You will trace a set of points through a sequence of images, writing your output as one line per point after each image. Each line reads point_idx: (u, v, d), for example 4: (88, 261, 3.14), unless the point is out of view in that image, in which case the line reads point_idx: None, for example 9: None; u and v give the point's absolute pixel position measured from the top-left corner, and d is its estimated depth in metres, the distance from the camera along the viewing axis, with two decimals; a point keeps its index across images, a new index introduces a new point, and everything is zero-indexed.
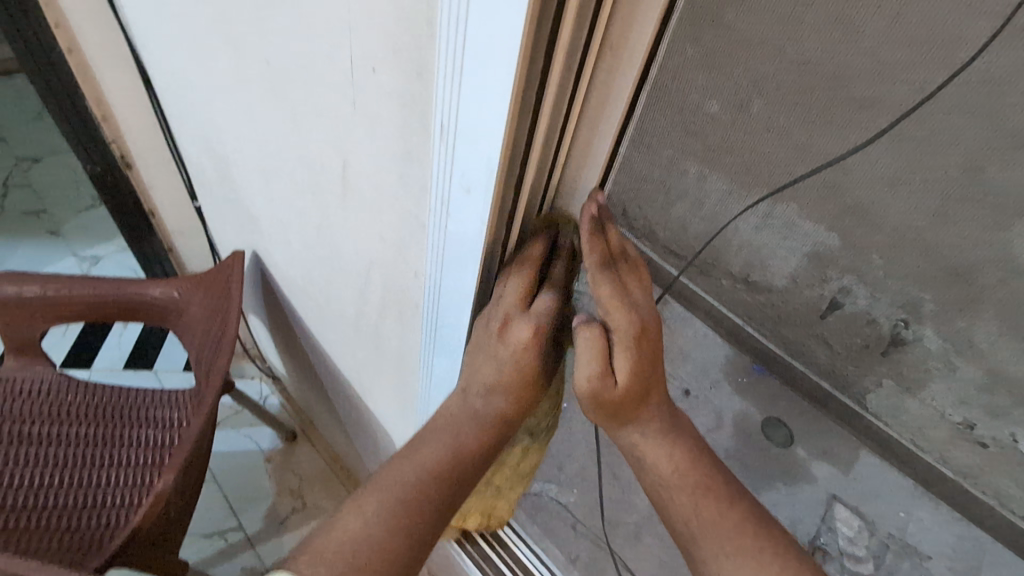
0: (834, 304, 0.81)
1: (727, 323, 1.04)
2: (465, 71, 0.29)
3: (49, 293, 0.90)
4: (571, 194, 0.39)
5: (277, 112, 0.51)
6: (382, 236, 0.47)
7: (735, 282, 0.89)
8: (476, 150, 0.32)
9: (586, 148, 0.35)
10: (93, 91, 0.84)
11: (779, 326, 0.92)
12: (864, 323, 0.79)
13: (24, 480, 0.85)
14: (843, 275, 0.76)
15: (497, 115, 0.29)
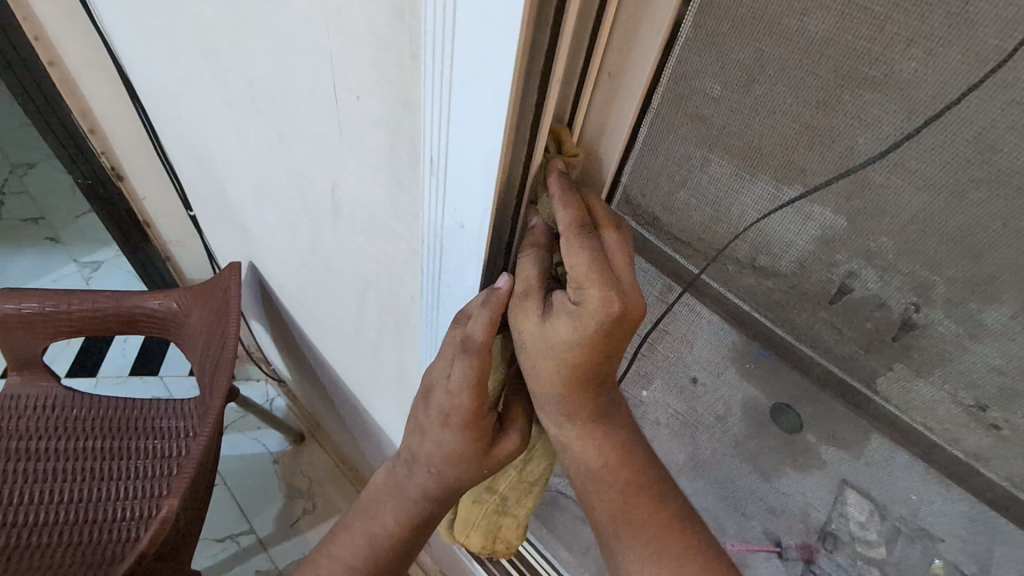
0: (841, 287, 0.37)
1: (733, 308, 0.46)
2: (454, 107, 0.27)
3: (48, 309, 0.89)
4: None
5: (261, 130, 0.49)
6: (376, 260, 0.46)
7: (742, 261, 0.41)
8: (469, 188, 0.30)
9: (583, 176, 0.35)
10: (79, 105, 0.83)
11: (791, 315, 0.41)
12: (888, 311, 0.35)
13: (35, 496, 0.85)
14: (866, 247, 0.33)
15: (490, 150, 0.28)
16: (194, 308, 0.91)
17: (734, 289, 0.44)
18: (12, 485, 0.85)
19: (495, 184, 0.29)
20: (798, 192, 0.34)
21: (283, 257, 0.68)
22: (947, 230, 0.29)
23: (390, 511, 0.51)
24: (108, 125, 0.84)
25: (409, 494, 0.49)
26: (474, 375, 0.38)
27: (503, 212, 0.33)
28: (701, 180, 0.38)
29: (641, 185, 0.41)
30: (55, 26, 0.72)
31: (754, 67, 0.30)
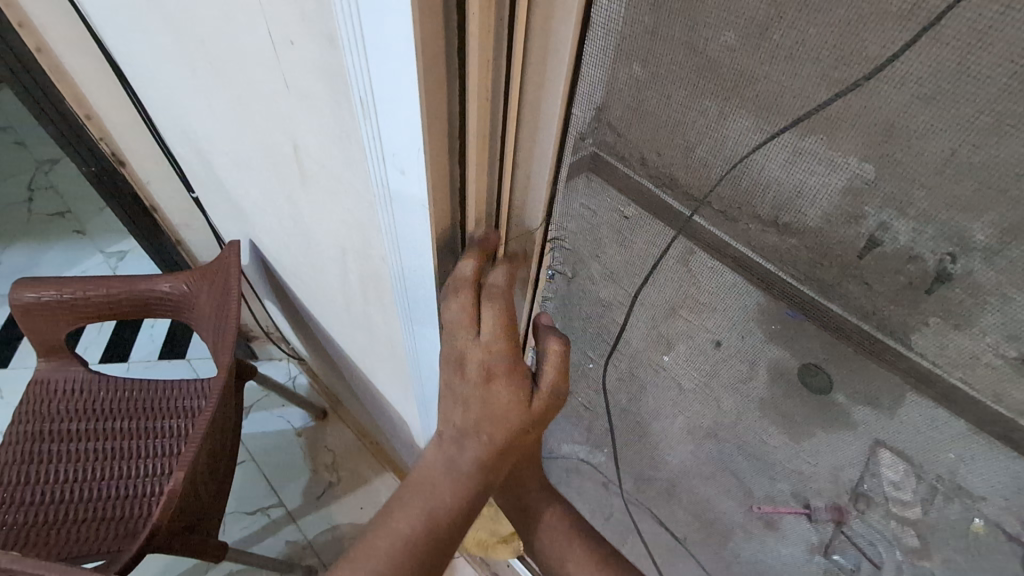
0: (869, 241, 0.33)
1: (752, 267, 0.41)
2: (369, 46, 0.27)
3: (65, 296, 0.91)
4: (525, 182, 0.39)
5: (225, 95, 0.47)
6: (347, 223, 0.44)
7: (762, 218, 0.37)
8: (400, 133, 0.30)
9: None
10: (72, 91, 0.83)
11: (818, 271, 0.37)
12: (921, 263, 0.31)
13: (66, 475, 0.89)
14: (895, 192, 0.29)
15: (410, 92, 0.27)
16: (201, 288, 0.92)
17: (757, 248, 0.39)
18: (45, 465, 0.89)
19: (422, 124, 0.28)
20: (791, 120, 0.30)
21: (273, 231, 0.67)
22: (980, 167, 0.26)
23: (461, 479, 0.48)
24: (101, 109, 0.85)
25: (470, 464, 0.48)
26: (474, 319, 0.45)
27: (449, 147, 0.33)
28: (715, 137, 0.34)
29: (653, 142, 0.38)
30: (33, 9, 0.72)
31: (764, 8, 0.27)
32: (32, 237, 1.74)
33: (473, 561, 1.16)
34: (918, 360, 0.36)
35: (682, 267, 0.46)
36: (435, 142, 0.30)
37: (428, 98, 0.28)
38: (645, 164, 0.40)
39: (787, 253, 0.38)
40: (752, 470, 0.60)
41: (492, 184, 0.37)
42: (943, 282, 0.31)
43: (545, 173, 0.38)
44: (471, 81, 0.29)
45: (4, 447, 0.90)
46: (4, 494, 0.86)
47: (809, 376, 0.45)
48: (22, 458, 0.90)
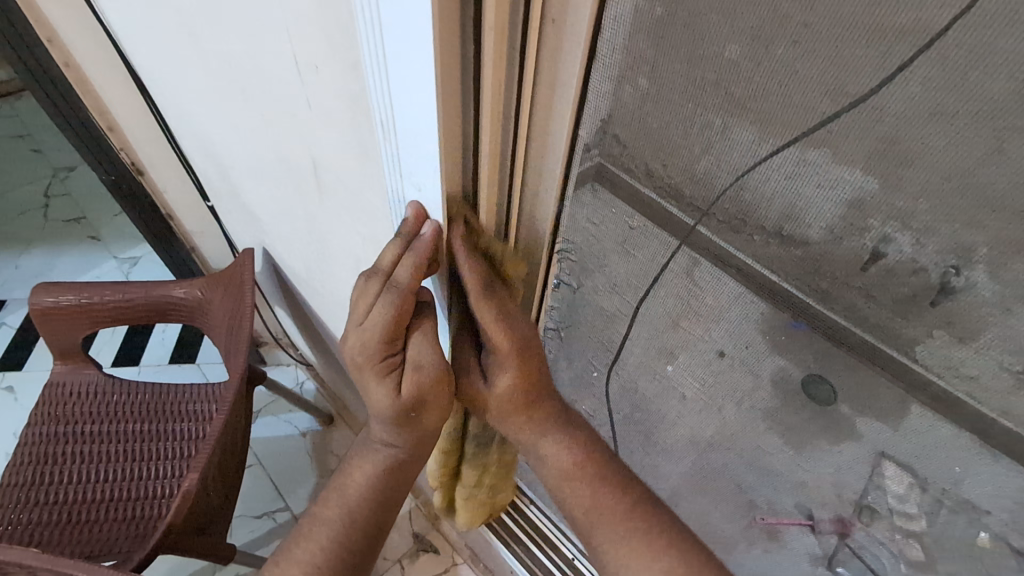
0: (876, 251, 0.57)
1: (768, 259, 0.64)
2: (390, 77, 0.29)
3: (84, 301, 0.93)
4: (531, 216, 0.41)
5: (247, 110, 0.49)
6: (362, 235, 0.46)
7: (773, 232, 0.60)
8: (417, 154, 0.32)
9: (546, 120, 0.35)
10: (95, 102, 0.86)
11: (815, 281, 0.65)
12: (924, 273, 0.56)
13: (80, 476, 0.91)
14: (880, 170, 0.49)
15: (429, 119, 0.30)
16: (215, 296, 0.94)
17: (762, 258, 0.65)
18: (60, 466, 0.92)
19: (438, 145, 0.31)
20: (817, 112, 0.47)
21: (287, 240, 0.70)
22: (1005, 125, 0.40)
23: (372, 452, 0.53)
24: (122, 120, 0.87)
25: (379, 441, 0.52)
26: (393, 316, 0.42)
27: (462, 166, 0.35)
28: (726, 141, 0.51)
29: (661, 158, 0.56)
30: (62, 25, 0.75)
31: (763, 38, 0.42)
32: (47, 243, 1.77)
33: (476, 568, 1.17)
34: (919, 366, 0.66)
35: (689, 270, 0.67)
36: (452, 164, 0.33)
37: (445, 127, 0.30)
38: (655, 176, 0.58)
39: (777, 262, 0.64)
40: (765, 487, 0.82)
41: (503, 202, 0.39)
42: (948, 304, 0.81)
43: (551, 198, 0.40)
44: (483, 108, 0.32)
45: (23, 448, 0.93)
46: (21, 493, 0.89)
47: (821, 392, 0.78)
48: (39, 459, 0.92)
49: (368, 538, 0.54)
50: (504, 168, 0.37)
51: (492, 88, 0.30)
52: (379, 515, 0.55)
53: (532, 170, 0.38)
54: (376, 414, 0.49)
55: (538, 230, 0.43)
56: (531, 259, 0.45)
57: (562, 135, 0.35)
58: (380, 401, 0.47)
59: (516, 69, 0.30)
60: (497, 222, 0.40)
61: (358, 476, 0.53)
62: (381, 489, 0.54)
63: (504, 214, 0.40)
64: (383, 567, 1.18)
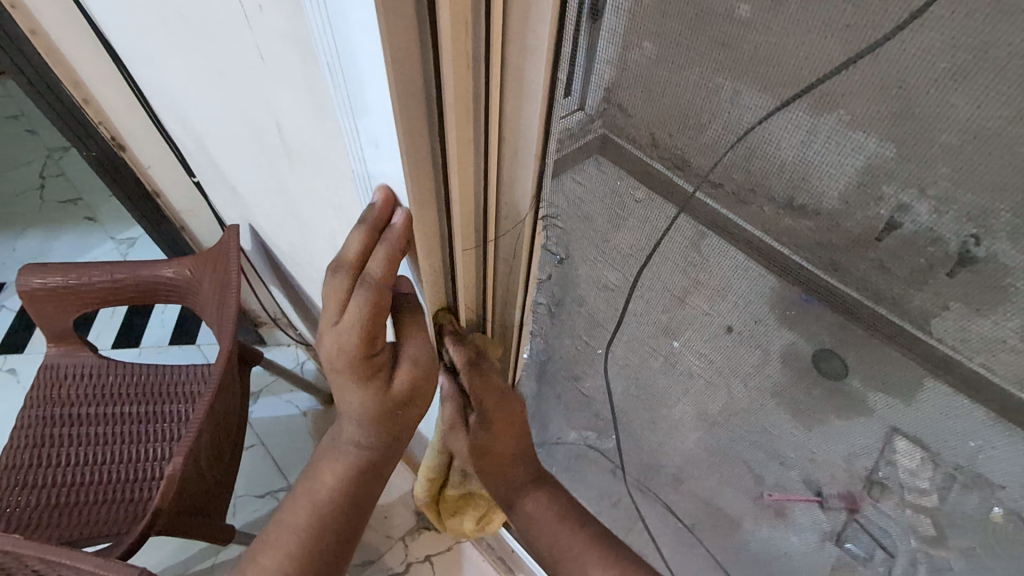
0: None
1: (774, 256, 0.47)
2: (331, 17, 0.26)
3: (70, 281, 0.91)
4: (511, 186, 0.37)
5: (209, 71, 0.45)
6: (334, 203, 0.43)
7: (780, 200, 0.41)
8: (370, 105, 0.29)
9: (520, 71, 0.30)
10: (69, 73, 0.83)
11: None
12: None
13: (74, 458, 0.90)
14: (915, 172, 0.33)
15: (377, 65, 0.26)
16: (204, 274, 0.91)
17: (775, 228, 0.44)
18: (53, 449, 0.91)
19: (391, 94, 0.27)
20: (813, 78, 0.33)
21: (269, 215, 0.66)
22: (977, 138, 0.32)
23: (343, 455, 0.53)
24: (97, 92, 0.84)
25: (351, 443, 0.53)
26: (371, 310, 0.40)
27: (425, 123, 0.31)
28: (731, 115, 0.38)
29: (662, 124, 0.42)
30: None
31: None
32: (44, 224, 1.76)
33: (478, 547, 1.16)
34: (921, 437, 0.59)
35: (692, 248, 0.51)
36: (411, 126, 0.30)
37: (398, 74, 0.27)
38: (657, 145, 0.44)
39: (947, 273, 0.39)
40: (764, 458, 0.71)
41: (478, 167, 0.34)
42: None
43: (529, 165, 0.35)
44: (444, 53, 0.27)
45: (17, 431, 0.92)
46: (15, 476, 0.88)
47: None
48: (33, 442, 0.91)
49: (338, 539, 0.56)
50: (476, 131, 0.32)
51: (450, 33, 0.26)
52: (347, 515, 0.55)
53: (508, 135, 0.33)
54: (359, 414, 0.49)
55: (517, 200, 0.38)
56: (513, 231, 0.41)
57: (537, 92, 0.30)
58: (361, 400, 0.48)
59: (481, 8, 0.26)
60: (473, 194, 0.36)
61: (330, 479, 0.54)
62: (350, 490, 0.54)
63: (481, 186, 0.36)
64: (385, 546, 1.17)
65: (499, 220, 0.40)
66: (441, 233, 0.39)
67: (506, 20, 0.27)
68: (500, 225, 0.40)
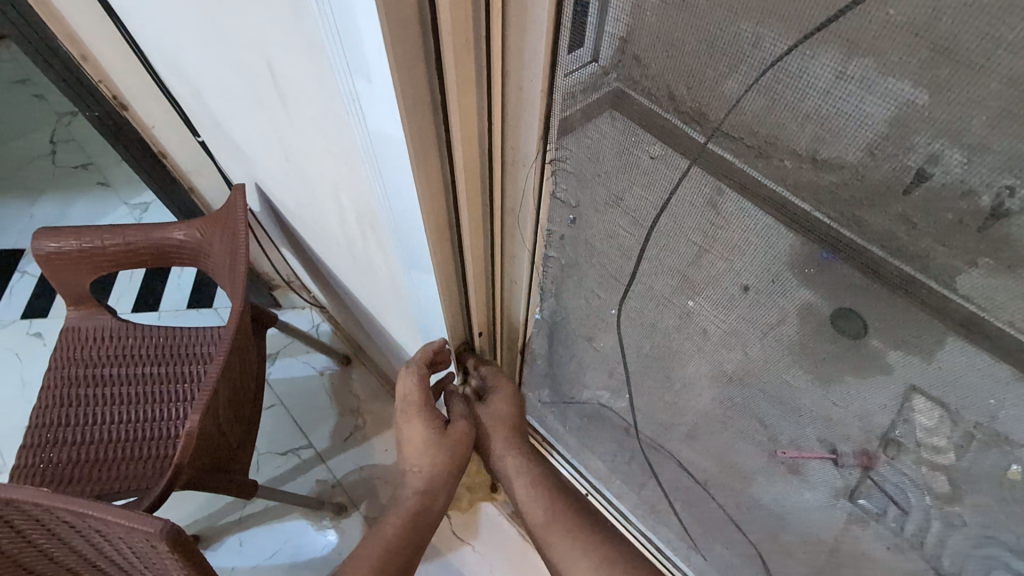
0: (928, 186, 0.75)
1: (796, 213, 0.46)
2: None
3: (82, 244, 0.91)
4: (518, 126, 0.36)
5: (199, 16, 0.43)
6: (333, 154, 0.41)
7: (799, 153, 0.40)
8: (358, 32, 0.27)
9: (525, 5, 0.28)
10: (63, 28, 0.80)
11: None
12: None
13: (98, 417, 0.93)
14: (952, 118, 0.32)
15: None
16: (213, 235, 0.91)
17: None
18: (78, 409, 0.93)
19: (379, 13, 0.25)
20: (831, 12, 0.32)
21: (274, 174, 0.65)
22: None
23: (406, 499, 0.68)
24: (94, 48, 0.82)
25: (421, 480, 0.68)
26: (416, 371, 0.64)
27: (422, 53, 0.29)
28: (757, 56, 0.36)
29: (675, 78, 0.42)
30: None
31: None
32: (58, 191, 1.76)
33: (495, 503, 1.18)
34: None
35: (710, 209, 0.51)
36: (408, 53, 0.29)
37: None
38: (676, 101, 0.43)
39: None
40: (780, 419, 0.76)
41: (481, 100, 0.33)
42: None
43: (536, 107, 0.34)
44: None
45: (44, 391, 0.94)
46: (43, 434, 0.91)
47: None
48: (60, 402, 0.93)
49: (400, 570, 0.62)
50: (478, 58, 0.31)
51: None
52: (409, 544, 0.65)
53: (514, 70, 0.32)
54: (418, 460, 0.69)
55: (524, 143, 0.37)
56: (519, 186, 0.41)
57: (543, 13, 0.28)
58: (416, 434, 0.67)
59: None
60: (477, 130, 0.35)
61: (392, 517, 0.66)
62: (403, 526, 0.65)
63: (485, 121, 0.35)
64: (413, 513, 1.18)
65: (506, 164, 0.39)
66: (447, 178, 0.38)
67: None
68: (507, 169, 0.40)
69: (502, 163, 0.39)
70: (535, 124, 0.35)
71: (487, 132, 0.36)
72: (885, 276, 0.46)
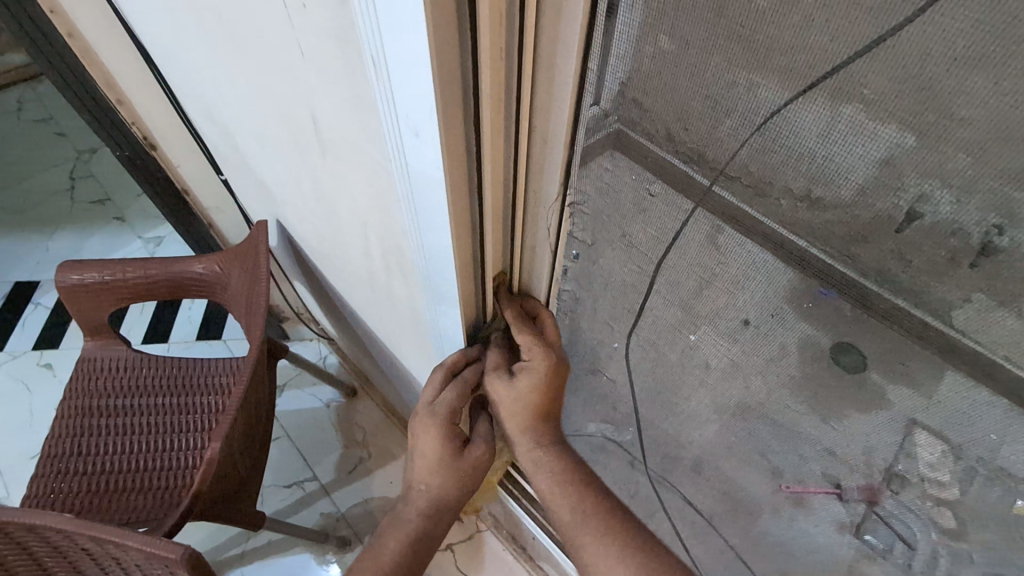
0: (911, 214, 0.47)
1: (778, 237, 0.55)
2: (381, 15, 0.28)
3: (106, 277, 0.95)
4: (540, 169, 0.40)
5: (246, 70, 0.48)
6: (367, 195, 0.45)
7: (794, 183, 0.48)
8: (409, 94, 0.31)
9: (552, 67, 0.33)
10: (103, 76, 0.86)
11: (865, 249, 0.53)
12: (966, 237, 0.46)
13: (112, 447, 0.94)
14: (928, 162, 0.42)
15: (421, 54, 0.28)
16: (232, 269, 0.95)
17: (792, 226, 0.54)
18: (93, 438, 0.95)
19: (434, 80, 0.29)
20: (828, 68, 0.39)
21: (300, 212, 0.69)
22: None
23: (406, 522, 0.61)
24: (131, 93, 0.87)
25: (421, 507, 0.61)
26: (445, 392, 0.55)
27: (462, 113, 0.33)
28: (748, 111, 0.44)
29: (680, 120, 0.48)
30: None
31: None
32: (74, 225, 1.81)
33: (500, 536, 1.18)
34: (975, 345, 0.53)
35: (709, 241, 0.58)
36: (453, 115, 0.32)
37: (441, 66, 0.29)
38: (674, 140, 0.50)
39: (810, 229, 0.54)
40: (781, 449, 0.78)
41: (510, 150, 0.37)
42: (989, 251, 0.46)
43: (559, 154, 0.39)
44: (482, 44, 0.29)
45: (59, 421, 0.96)
46: (57, 464, 0.92)
47: (845, 358, 0.67)
48: (74, 431, 0.95)
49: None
50: (508, 113, 0.35)
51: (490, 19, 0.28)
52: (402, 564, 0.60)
53: (539, 122, 0.37)
54: (427, 479, 0.59)
55: (546, 183, 0.41)
56: (539, 220, 0.45)
57: (568, 73, 0.33)
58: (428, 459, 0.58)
59: None
60: (505, 175, 0.39)
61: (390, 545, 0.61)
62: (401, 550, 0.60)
63: (511, 166, 0.39)
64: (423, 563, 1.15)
65: (529, 204, 0.44)
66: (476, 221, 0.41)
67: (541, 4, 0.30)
68: (528, 205, 0.44)
69: (523, 201, 0.43)
70: (556, 165, 0.40)
71: (513, 176, 0.40)
72: (866, 301, 0.59)
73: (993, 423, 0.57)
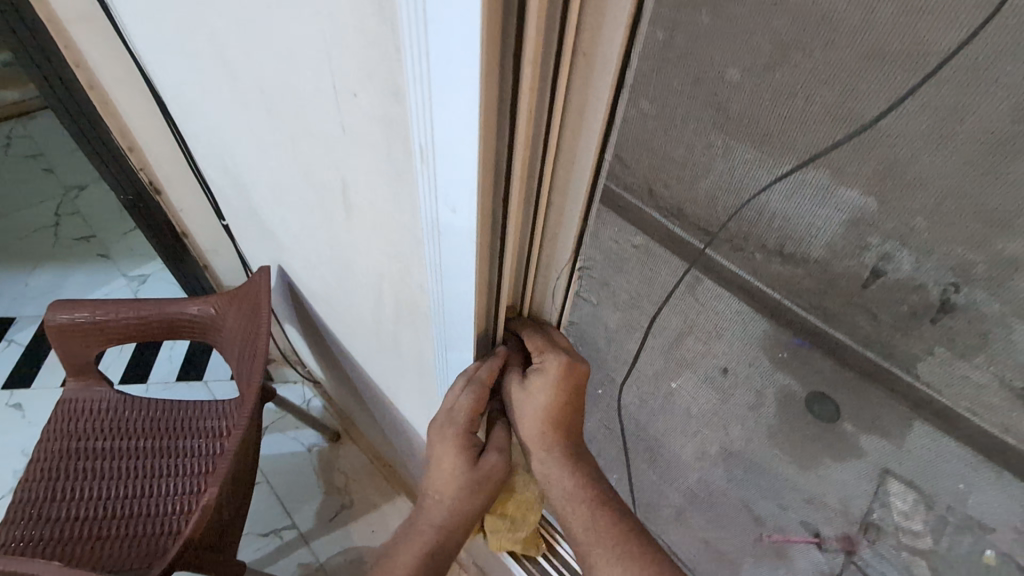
0: (873, 271, 0.42)
1: (765, 297, 0.53)
2: (435, 114, 0.31)
3: (100, 317, 0.95)
4: (554, 240, 0.44)
5: (276, 133, 0.52)
6: (388, 252, 0.49)
7: (771, 247, 0.48)
8: (451, 178, 0.34)
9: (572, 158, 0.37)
10: (118, 124, 0.89)
11: (824, 300, 0.48)
12: (927, 292, 0.40)
13: (92, 492, 0.92)
14: (897, 224, 0.39)
15: (466, 148, 0.32)
16: (229, 312, 0.96)
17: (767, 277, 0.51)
18: (72, 483, 0.92)
19: (477, 169, 0.32)
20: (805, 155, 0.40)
21: (307, 260, 0.72)
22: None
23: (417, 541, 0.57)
24: (143, 141, 0.91)
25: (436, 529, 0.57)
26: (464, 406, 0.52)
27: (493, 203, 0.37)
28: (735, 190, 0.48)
29: (656, 178, 0.52)
30: (92, 50, 0.79)
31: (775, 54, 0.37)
32: (56, 262, 1.79)
33: None
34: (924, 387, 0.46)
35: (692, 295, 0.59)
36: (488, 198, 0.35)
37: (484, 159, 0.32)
38: (655, 197, 0.53)
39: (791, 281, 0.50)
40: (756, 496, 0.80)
41: (530, 224, 0.41)
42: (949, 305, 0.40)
43: (572, 229, 0.42)
44: (517, 140, 0.33)
45: (38, 464, 0.93)
46: (33, 510, 0.89)
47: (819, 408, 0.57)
48: (53, 475, 0.93)
49: None
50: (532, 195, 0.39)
51: (527, 120, 0.32)
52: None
53: (557, 201, 0.40)
54: (442, 491, 0.56)
55: (559, 252, 0.45)
56: (549, 282, 0.49)
57: (587, 164, 0.37)
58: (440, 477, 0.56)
59: (549, 93, 0.32)
60: (524, 245, 0.43)
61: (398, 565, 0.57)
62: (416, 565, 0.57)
63: (530, 238, 0.42)
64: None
65: (541, 268, 0.47)
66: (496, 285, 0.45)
67: (568, 108, 0.34)
68: (540, 269, 0.47)
69: (536, 266, 0.47)
70: (569, 237, 0.43)
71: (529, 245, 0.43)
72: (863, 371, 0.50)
73: (954, 464, 0.49)
